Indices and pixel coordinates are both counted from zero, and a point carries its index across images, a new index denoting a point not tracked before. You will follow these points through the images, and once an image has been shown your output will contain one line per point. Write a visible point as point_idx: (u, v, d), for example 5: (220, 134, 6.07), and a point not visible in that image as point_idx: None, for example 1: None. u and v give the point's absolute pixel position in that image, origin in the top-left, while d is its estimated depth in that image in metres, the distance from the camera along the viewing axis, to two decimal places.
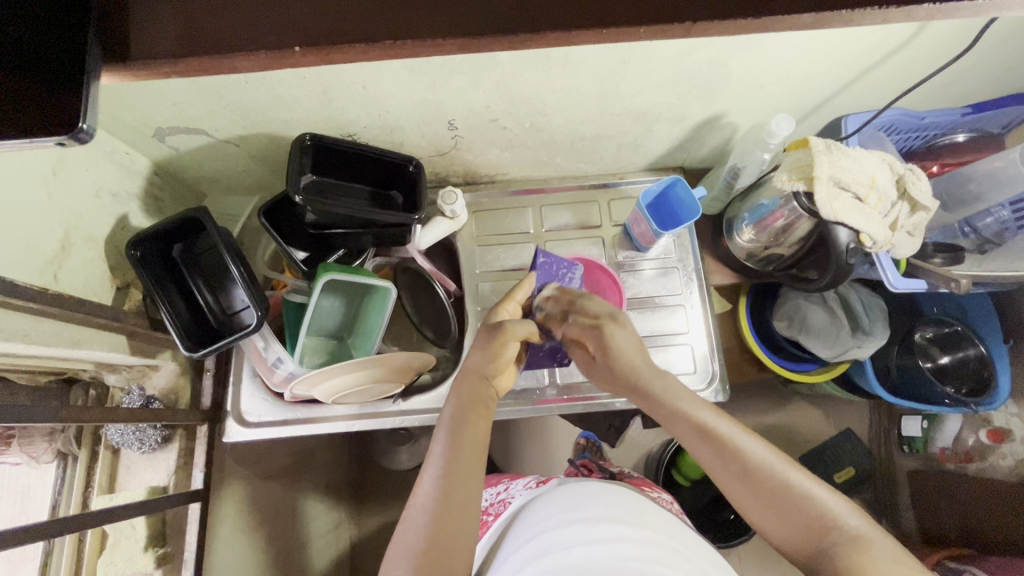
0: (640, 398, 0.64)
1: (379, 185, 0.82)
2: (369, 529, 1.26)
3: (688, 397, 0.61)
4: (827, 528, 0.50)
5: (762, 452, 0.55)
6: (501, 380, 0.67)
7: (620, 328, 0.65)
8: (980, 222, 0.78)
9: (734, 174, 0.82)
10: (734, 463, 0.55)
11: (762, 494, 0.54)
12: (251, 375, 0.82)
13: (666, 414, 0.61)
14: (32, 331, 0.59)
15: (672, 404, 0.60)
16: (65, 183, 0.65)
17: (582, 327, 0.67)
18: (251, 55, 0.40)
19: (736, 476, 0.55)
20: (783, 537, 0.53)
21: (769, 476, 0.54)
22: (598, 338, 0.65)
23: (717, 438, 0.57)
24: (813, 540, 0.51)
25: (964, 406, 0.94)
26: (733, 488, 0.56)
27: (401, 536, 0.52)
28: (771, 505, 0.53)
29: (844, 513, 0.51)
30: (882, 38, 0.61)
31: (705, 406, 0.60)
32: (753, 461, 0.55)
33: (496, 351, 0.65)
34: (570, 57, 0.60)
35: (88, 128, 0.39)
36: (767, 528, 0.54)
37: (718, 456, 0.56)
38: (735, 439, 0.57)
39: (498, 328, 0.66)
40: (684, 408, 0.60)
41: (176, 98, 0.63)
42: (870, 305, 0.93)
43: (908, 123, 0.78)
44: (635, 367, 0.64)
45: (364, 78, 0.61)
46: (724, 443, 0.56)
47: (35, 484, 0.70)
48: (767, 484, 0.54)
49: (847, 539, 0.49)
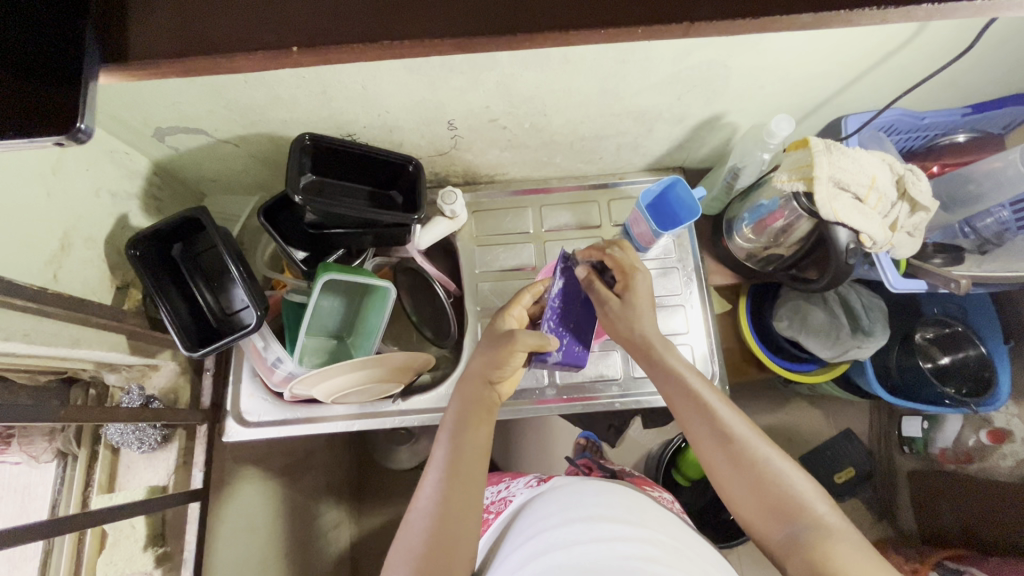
0: (639, 357, 0.65)
1: (379, 185, 0.82)
2: (369, 528, 1.26)
3: (687, 365, 0.62)
4: (795, 510, 0.51)
5: (747, 428, 0.56)
6: (504, 387, 0.68)
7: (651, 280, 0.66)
8: (981, 222, 0.78)
9: (734, 174, 0.82)
10: (718, 432, 0.56)
11: (737, 467, 0.54)
12: (251, 375, 0.82)
13: (663, 375, 0.62)
14: (32, 330, 0.59)
15: (671, 366, 0.61)
16: (65, 182, 0.65)
17: (617, 266, 0.67)
18: (249, 55, 0.40)
19: (717, 445, 0.56)
20: (752, 516, 0.53)
21: (747, 450, 0.54)
22: (628, 282, 0.66)
23: (706, 406, 0.57)
24: (779, 519, 0.51)
25: (964, 406, 0.93)
26: (712, 457, 0.56)
27: (402, 539, 0.52)
28: (745, 480, 0.53)
29: (814, 500, 0.51)
30: (882, 38, 0.61)
31: (699, 376, 0.61)
32: (736, 433, 0.56)
33: (504, 359, 0.64)
34: (570, 58, 0.60)
35: (86, 127, 0.38)
36: (736, 502, 0.54)
37: (704, 423, 0.57)
38: (723, 412, 0.57)
39: (509, 336, 0.64)
40: (682, 373, 0.61)
41: (175, 98, 0.63)
42: (873, 306, 0.92)
43: (908, 123, 0.77)
44: (648, 318, 0.64)
45: (364, 78, 0.61)
46: (711, 412, 0.57)
47: (36, 484, 0.70)
48: (744, 458, 0.54)
49: (812, 524, 0.49)
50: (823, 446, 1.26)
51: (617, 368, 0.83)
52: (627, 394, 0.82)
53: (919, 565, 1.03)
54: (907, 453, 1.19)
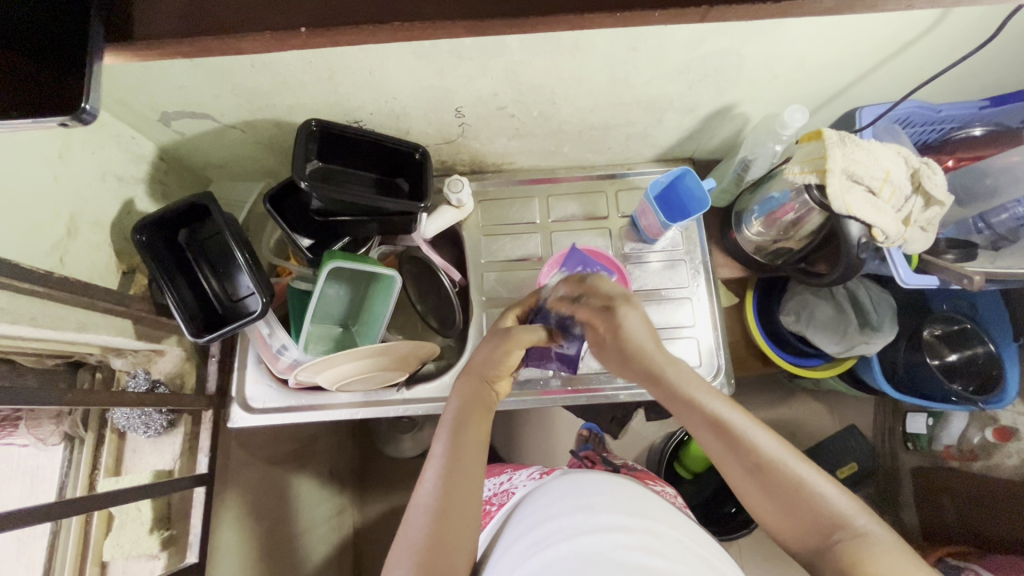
0: (653, 388, 0.61)
1: (385, 173, 0.81)
2: (370, 516, 1.27)
3: (701, 385, 0.59)
4: (833, 525, 0.50)
5: (776, 448, 0.54)
6: (502, 386, 0.66)
7: (637, 309, 0.61)
8: (995, 218, 0.75)
9: (745, 166, 0.81)
10: (748, 459, 0.54)
11: (771, 490, 0.53)
12: (256, 361, 0.82)
13: (680, 402, 0.59)
14: (39, 314, 0.60)
15: (688, 393, 0.58)
16: (72, 165, 0.65)
17: (593, 310, 0.62)
18: (257, 35, 0.40)
19: (748, 472, 0.54)
20: (787, 534, 0.53)
21: (781, 473, 0.53)
22: (609, 321, 0.61)
23: (731, 432, 0.55)
24: (817, 536, 0.51)
25: (971, 403, 0.92)
26: (741, 482, 0.55)
27: (403, 534, 0.52)
28: (782, 502, 0.53)
29: (852, 513, 0.51)
30: (903, 27, 0.60)
31: (718, 398, 0.58)
32: (767, 457, 0.54)
33: (500, 357, 0.63)
34: (581, 44, 0.59)
35: (90, 109, 0.38)
36: (775, 524, 0.54)
37: (730, 450, 0.55)
38: (750, 434, 0.55)
39: (505, 334, 0.64)
40: (699, 398, 0.58)
41: (180, 81, 0.62)
42: (882, 301, 0.91)
43: (925, 116, 0.76)
44: (647, 351, 0.60)
45: (372, 62, 0.60)
46: (737, 438, 0.55)
47: (44, 466, 0.69)
48: (778, 481, 0.53)
49: (852, 536, 0.49)
50: (827, 442, 1.26)
51: None
52: (632, 386, 0.82)
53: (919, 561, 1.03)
54: (911, 451, 1.18)
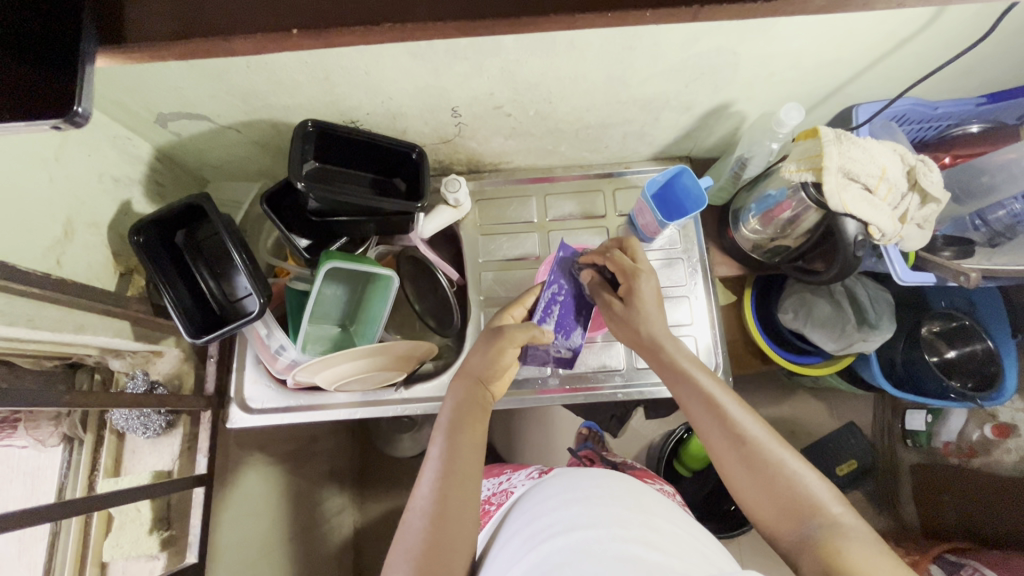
0: (650, 357, 0.64)
1: (382, 173, 0.82)
2: (370, 515, 1.27)
3: (695, 362, 0.62)
4: (810, 510, 0.50)
5: (760, 429, 0.55)
6: (497, 387, 0.66)
7: (653, 278, 0.65)
8: (992, 215, 0.75)
9: (741, 164, 0.81)
10: (732, 433, 0.55)
11: (751, 468, 0.53)
12: (254, 362, 0.83)
13: (674, 375, 0.61)
14: (36, 316, 0.60)
15: (683, 366, 0.61)
16: (68, 167, 0.65)
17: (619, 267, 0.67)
18: (249, 37, 0.40)
19: (731, 447, 0.55)
20: (764, 518, 0.53)
21: (762, 451, 0.54)
22: (629, 282, 0.65)
23: (719, 407, 0.57)
24: (793, 520, 0.50)
25: (971, 401, 0.91)
26: (725, 459, 0.56)
27: (400, 537, 0.52)
28: (760, 481, 0.53)
29: (829, 500, 0.50)
30: (898, 25, 0.60)
31: (710, 377, 0.60)
32: (751, 434, 0.55)
33: (495, 357, 0.65)
34: (576, 43, 0.59)
35: (83, 111, 0.38)
36: (754, 506, 0.53)
37: (717, 425, 0.56)
38: (735, 411, 0.57)
39: (499, 333, 0.67)
40: (692, 372, 0.60)
41: (176, 82, 0.62)
42: (879, 298, 0.91)
43: (920, 113, 0.76)
44: (653, 319, 0.64)
45: (367, 63, 0.60)
46: (724, 413, 0.56)
47: (44, 467, 0.69)
48: (759, 459, 0.53)
49: (826, 523, 0.48)
50: (826, 439, 1.26)
51: (620, 359, 0.83)
52: (630, 385, 0.82)
53: (918, 558, 1.03)
54: (910, 448, 1.18)
